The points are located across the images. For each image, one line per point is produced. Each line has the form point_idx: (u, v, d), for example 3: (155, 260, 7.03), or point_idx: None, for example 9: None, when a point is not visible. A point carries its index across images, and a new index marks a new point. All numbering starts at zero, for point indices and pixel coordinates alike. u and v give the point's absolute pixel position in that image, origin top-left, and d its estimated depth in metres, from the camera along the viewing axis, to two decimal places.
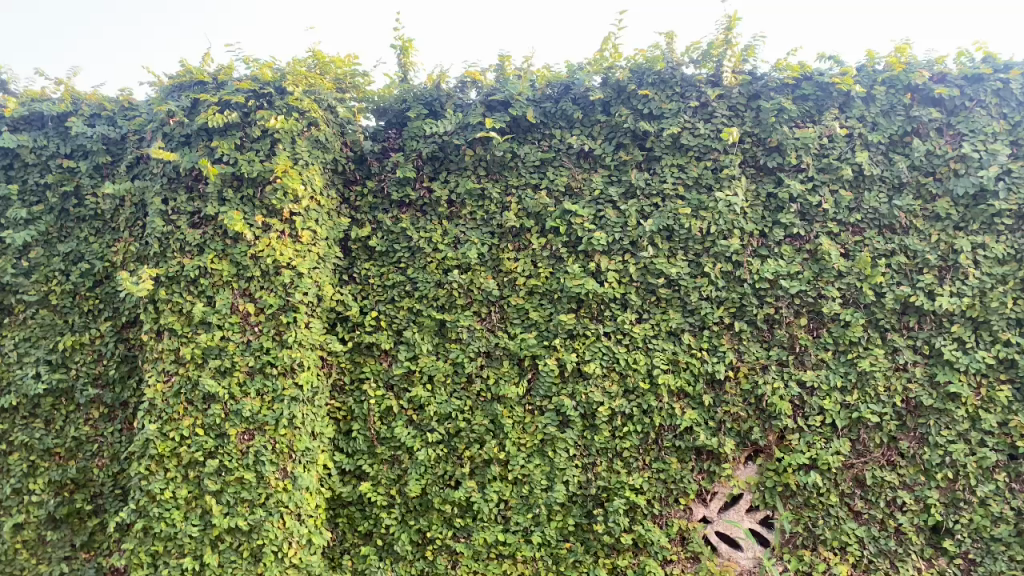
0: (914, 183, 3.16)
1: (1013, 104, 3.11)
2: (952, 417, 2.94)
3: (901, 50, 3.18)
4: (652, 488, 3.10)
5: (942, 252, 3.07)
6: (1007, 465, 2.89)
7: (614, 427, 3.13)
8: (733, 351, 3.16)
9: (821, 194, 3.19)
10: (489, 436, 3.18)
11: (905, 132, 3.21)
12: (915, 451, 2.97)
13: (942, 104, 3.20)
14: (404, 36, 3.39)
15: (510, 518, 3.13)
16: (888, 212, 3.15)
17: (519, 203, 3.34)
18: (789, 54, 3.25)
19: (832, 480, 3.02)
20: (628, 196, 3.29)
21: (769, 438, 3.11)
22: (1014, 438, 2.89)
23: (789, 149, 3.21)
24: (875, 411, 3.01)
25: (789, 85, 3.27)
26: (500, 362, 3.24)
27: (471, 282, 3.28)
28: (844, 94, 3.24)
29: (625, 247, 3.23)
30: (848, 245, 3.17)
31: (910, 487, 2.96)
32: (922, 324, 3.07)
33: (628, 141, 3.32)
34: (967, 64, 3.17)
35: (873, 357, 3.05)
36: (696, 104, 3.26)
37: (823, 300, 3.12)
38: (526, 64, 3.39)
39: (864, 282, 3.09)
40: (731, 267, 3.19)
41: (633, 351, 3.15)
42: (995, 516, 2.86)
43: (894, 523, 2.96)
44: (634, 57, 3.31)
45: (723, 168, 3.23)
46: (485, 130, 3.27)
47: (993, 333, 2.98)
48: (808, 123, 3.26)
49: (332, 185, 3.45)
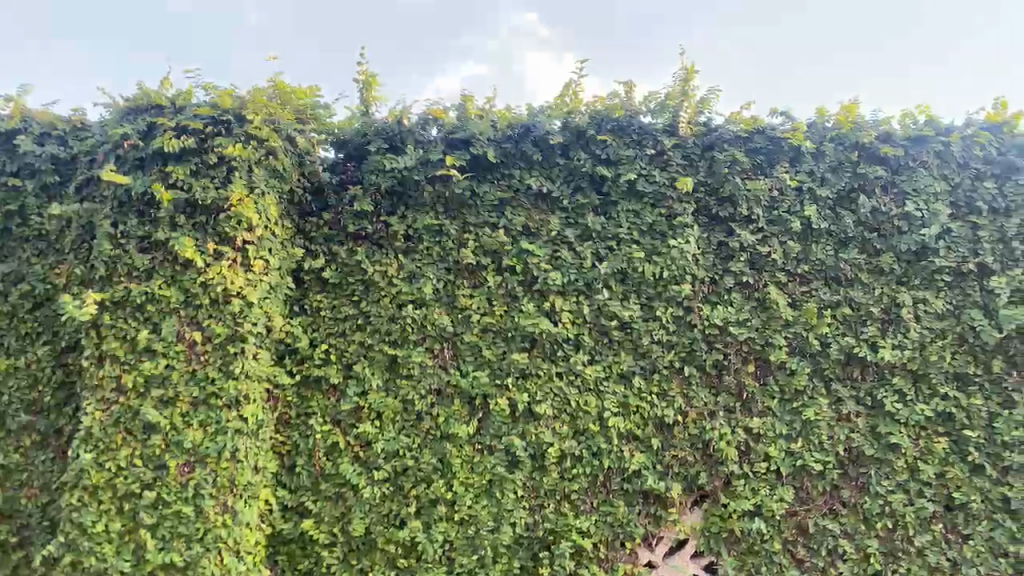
0: (860, 238, 3.26)
1: (953, 165, 3.25)
2: (892, 467, 3.03)
3: (849, 109, 3.30)
4: (599, 532, 3.10)
5: (885, 305, 3.16)
6: (945, 516, 2.99)
7: (563, 468, 3.14)
8: (682, 397, 3.19)
9: (771, 244, 3.26)
10: (437, 475, 3.14)
11: (852, 189, 3.30)
12: (856, 500, 3.05)
13: (886, 162, 3.32)
14: (366, 70, 3.41)
15: (455, 560, 3.09)
16: (834, 264, 3.23)
17: (475, 240, 3.33)
18: (742, 107, 3.35)
19: (776, 527, 3.06)
20: (583, 239, 3.33)
21: (715, 483, 3.14)
22: (950, 490, 2.99)
23: (741, 201, 3.29)
24: (818, 458, 3.07)
25: (742, 138, 3.36)
26: (450, 401, 3.21)
27: (425, 317, 3.27)
28: (794, 149, 3.33)
29: (580, 288, 3.26)
30: (795, 295, 3.23)
31: (851, 536, 3.03)
32: (864, 375, 3.15)
33: (585, 185, 3.37)
34: (911, 125, 3.30)
35: (818, 407, 3.11)
36: (652, 152, 3.33)
37: (770, 348, 3.18)
38: (488, 104, 3.40)
39: (810, 332, 3.17)
40: (682, 312, 3.22)
41: (585, 392, 3.17)
42: (931, 566, 2.96)
43: (835, 571, 3.02)
44: (594, 103, 3.38)
45: (676, 216, 3.30)
46: (446, 168, 3.29)
47: (932, 386, 3.07)
48: (759, 174, 3.34)
49: (288, 215, 3.42)
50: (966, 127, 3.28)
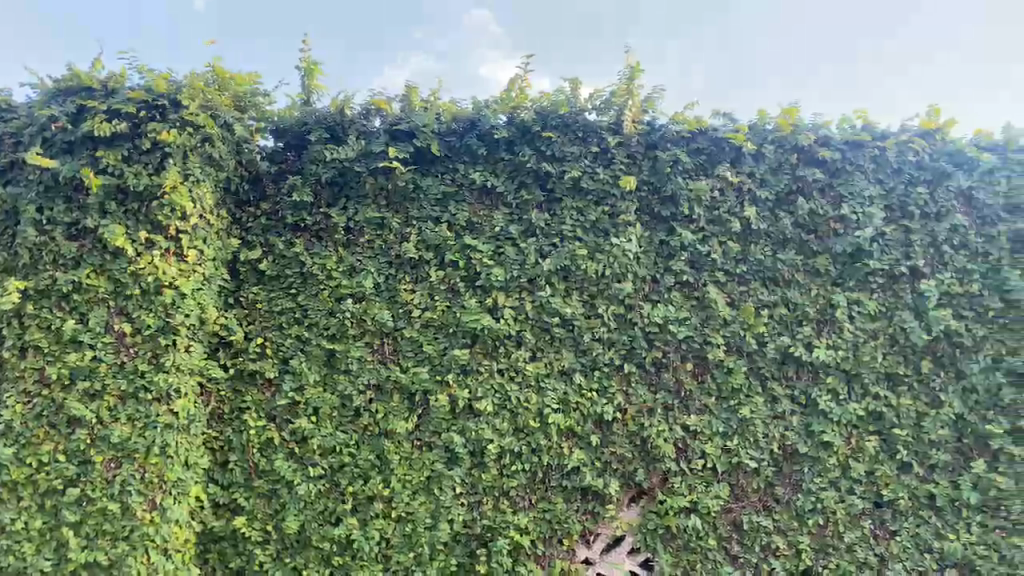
0: (798, 239, 3.30)
1: (889, 170, 3.33)
2: (824, 465, 3.09)
3: (789, 112, 3.35)
4: (537, 529, 3.09)
5: (821, 306, 3.22)
6: (873, 512, 3.08)
7: (502, 465, 3.12)
8: (622, 394, 3.20)
9: (711, 244, 3.30)
10: (374, 472, 3.10)
11: (791, 191, 3.35)
12: (789, 497, 3.10)
13: (824, 165, 3.38)
14: (310, 59, 3.32)
15: (392, 557, 3.05)
16: (772, 265, 3.27)
17: (417, 234, 3.29)
18: (686, 108, 3.36)
19: (711, 523, 3.10)
20: (527, 235, 3.31)
21: (652, 480, 3.17)
22: (878, 487, 3.08)
23: (683, 201, 3.31)
24: (753, 456, 3.12)
25: (685, 138, 3.38)
26: (389, 397, 3.16)
27: (365, 311, 3.20)
28: (735, 150, 3.37)
29: (523, 285, 3.24)
30: (733, 294, 3.27)
31: (784, 532, 3.08)
32: (799, 375, 3.20)
33: (530, 182, 3.35)
34: (849, 130, 3.36)
35: (754, 405, 3.16)
36: (596, 149, 3.33)
37: (709, 347, 3.21)
38: (433, 97, 3.36)
39: (747, 331, 3.21)
40: (623, 310, 3.24)
41: (525, 389, 3.15)
42: (860, 562, 3.03)
43: (768, 566, 3.06)
44: (540, 99, 3.37)
45: (620, 214, 3.31)
46: (388, 160, 3.23)
47: (864, 386, 3.15)
48: (701, 175, 3.36)
49: (223, 204, 3.33)
50: (900, 134, 3.37)
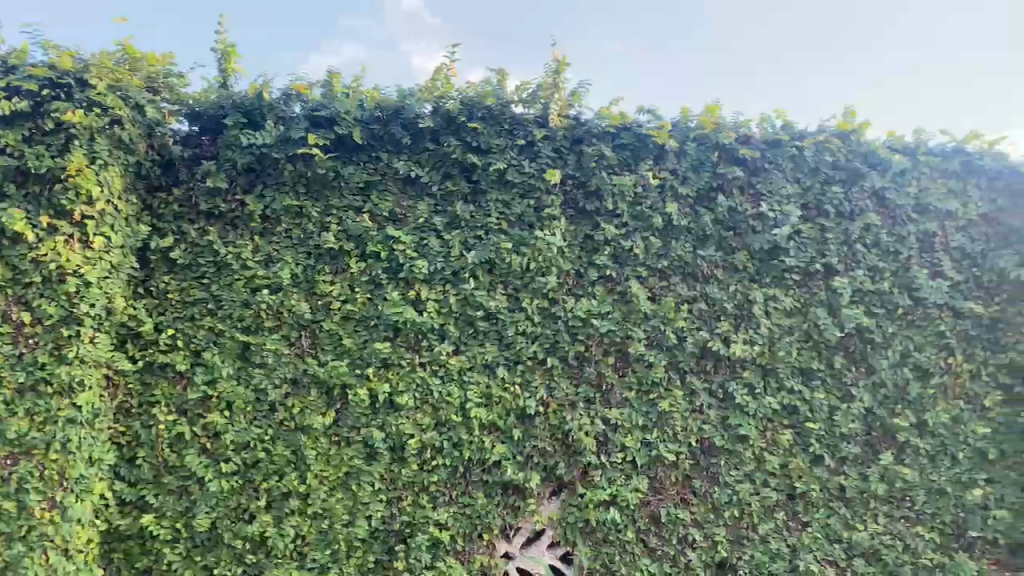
0: (717, 236, 3.35)
1: (806, 169, 3.40)
2: (739, 457, 3.16)
3: (711, 110, 3.39)
4: (457, 524, 3.06)
5: (739, 302, 3.28)
6: (786, 504, 3.15)
7: (423, 459, 3.08)
8: (544, 388, 3.18)
9: (634, 239, 3.30)
10: (290, 467, 3.02)
11: (711, 188, 3.39)
12: (706, 489, 3.16)
13: (744, 164, 3.43)
14: (227, 41, 3.21)
15: (307, 554, 2.98)
16: (692, 262, 3.31)
17: (338, 224, 3.21)
18: (611, 103, 3.37)
19: (630, 516, 3.11)
20: (451, 227, 3.26)
21: (573, 474, 3.16)
22: (792, 479, 3.16)
23: (607, 195, 3.32)
24: (672, 449, 3.15)
25: (610, 133, 3.38)
26: (306, 390, 3.09)
27: (281, 303, 3.12)
28: (659, 146, 3.39)
29: (446, 277, 3.19)
30: (655, 289, 3.30)
31: (700, 524, 3.13)
32: (717, 369, 3.25)
33: (455, 173, 3.31)
34: (768, 129, 3.42)
35: (673, 399, 3.19)
36: (522, 142, 3.30)
37: (630, 340, 3.23)
38: (355, 83, 3.29)
39: (668, 326, 3.23)
40: (547, 304, 3.22)
41: (447, 383, 3.11)
42: (773, 553, 3.10)
43: (685, 559, 3.09)
44: (466, 89, 3.31)
45: (545, 208, 3.29)
46: (307, 147, 3.14)
47: (779, 380, 3.22)
48: (625, 170, 3.37)
49: (134, 189, 3.19)
50: (818, 134, 3.45)
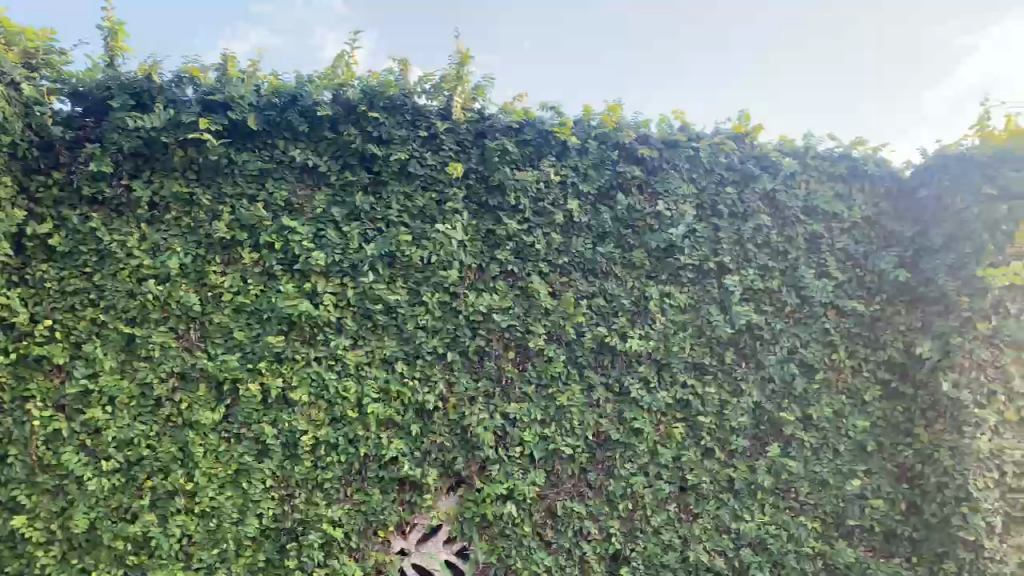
0: (616, 234, 3.40)
1: (702, 170, 3.49)
2: (635, 451, 3.20)
3: (613, 109, 3.44)
4: (351, 521, 3.01)
5: (635, 298, 3.33)
6: (678, 497, 3.23)
7: (317, 456, 3.01)
8: (443, 382, 3.16)
9: (535, 235, 3.31)
10: (177, 464, 2.91)
11: (611, 186, 3.44)
12: (602, 482, 3.20)
13: (643, 163, 3.49)
14: (114, 18, 3.05)
15: (194, 554, 2.88)
16: (592, 258, 3.35)
17: (231, 212, 3.10)
18: (515, 98, 3.37)
19: (527, 510, 3.13)
20: (350, 218, 3.20)
21: (471, 469, 3.17)
22: (684, 472, 3.23)
23: (509, 190, 3.31)
24: (569, 443, 3.18)
25: (513, 128, 3.39)
26: (195, 385, 2.98)
27: (169, 294, 3.00)
28: (561, 143, 3.42)
29: (344, 270, 3.13)
30: (555, 285, 3.32)
31: (595, 518, 3.18)
32: (615, 363, 3.30)
33: (355, 163, 3.25)
34: (667, 130, 3.50)
35: (571, 393, 3.22)
36: (424, 134, 3.27)
37: (530, 336, 3.24)
38: (252, 68, 3.18)
39: (567, 321, 3.26)
40: (447, 298, 3.20)
41: (344, 378, 3.04)
42: (665, 544, 3.17)
43: (580, 552, 3.14)
44: (367, 78, 3.25)
45: (447, 201, 3.27)
46: (199, 132, 3.03)
47: (673, 374, 3.30)
48: (527, 166, 3.38)
49: (7, 169, 2.95)
50: (714, 135, 3.55)
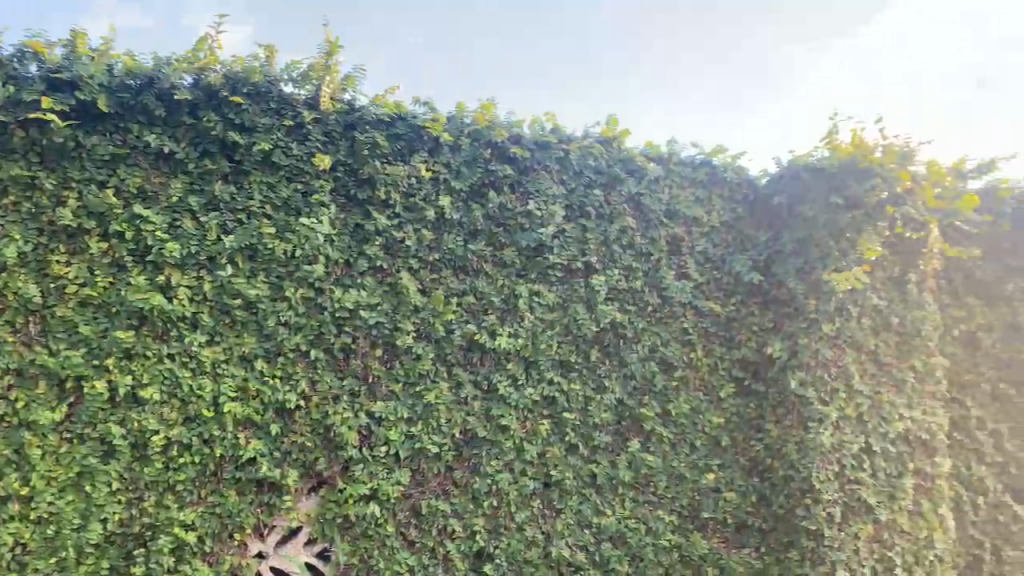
0: (487, 232, 3.40)
1: (571, 172, 3.56)
2: (501, 448, 3.23)
3: (486, 107, 3.45)
4: (204, 524, 2.89)
5: (505, 296, 3.35)
6: (542, 493, 3.28)
7: (168, 457, 2.87)
8: (306, 379, 3.08)
9: (406, 231, 3.27)
10: (11, 468, 2.70)
11: (482, 184, 3.45)
12: (467, 480, 3.20)
13: (515, 162, 3.51)
14: None
15: (28, 564, 2.68)
16: (462, 255, 3.33)
17: (77, 198, 2.90)
18: (386, 91, 3.32)
19: (390, 510, 3.10)
20: (209, 208, 3.07)
21: (333, 469, 3.10)
22: (547, 468, 3.30)
23: (378, 184, 3.25)
24: (435, 442, 3.16)
25: (384, 122, 3.31)
26: (32, 382, 2.77)
27: (4, 284, 2.75)
28: (433, 139, 3.39)
29: (201, 262, 3.00)
30: (425, 282, 3.29)
31: (460, 515, 3.17)
32: (483, 361, 3.30)
33: (215, 150, 3.11)
34: (539, 131, 3.54)
35: (438, 391, 3.20)
36: (290, 123, 3.17)
37: (398, 333, 3.19)
38: (103, 45, 2.97)
39: (436, 318, 3.24)
40: (312, 293, 3.11)
41: (199, 375, 2.92)
42: (528, 540, 3.23)
43: (443, 550, 3.13)
44: (231, 63, 3.12)
45: (313, 193, 3.18)
46: (41, 110, 2.81)
47: (541, 371, 3.34)
48: (398, 160, 3.32)
49: None
50: (583, 139, 3.63)
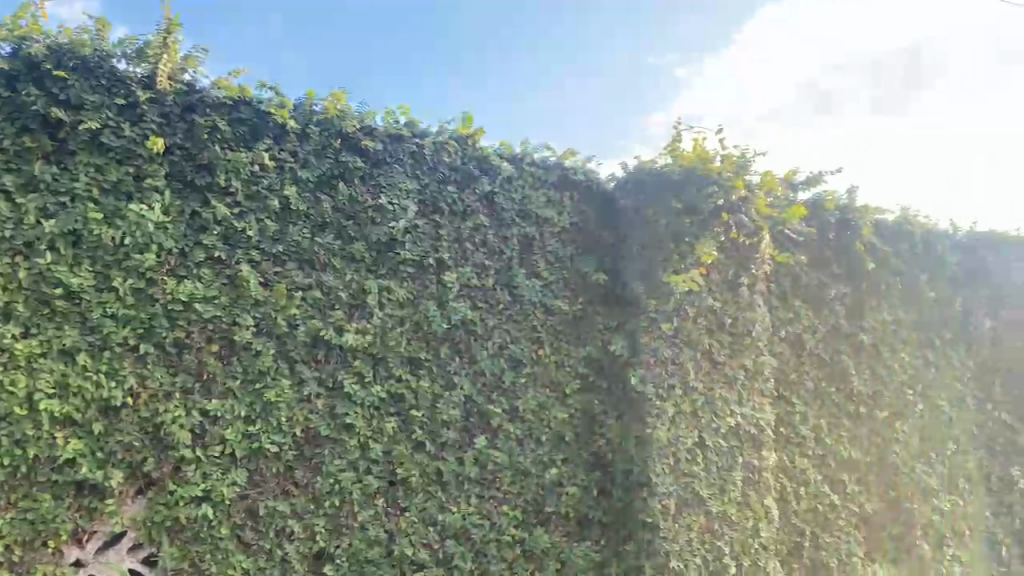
0: (336, 225, 3.31)
1: (424, 166, 3.54)
2: (345, 446, 3.17)
3: (338, 96, 3.39)
4: (14, 531, 2.66)
5: (353, 291, 3.28)
6: (386, 491, 3.25)
7: None
8: (135, 375, 2.89)
9: (248, 221, 3.13)
10: None
11: (332, 175, 3.35)
12: (308, 480, 3.12)
13: (367, 155, 3.44)
14: None
15: None
16: (308, 248, 3.23)
17: None
18: (231, 73, 3.19)
19: (225, 512, 2.97)
20: (26, 188, 2.80)
21: (163, 470, 2.93)
22: (394, 466, 3.26)
23: (219, 170, 3.11)
24: (275, 440, 3.06)
25: (226, 105, 3.18)
26: None
27: None
28: (280, 126, 3.27)
29: (16, 248, 2.74)
30: (268, 275, 3.15)
31: (300, 516, 3.09)
32: (329, 357, 3.22)
33: (35, 126, 2.85)
34: (392, 124, 3.49)
35: (280, 389, 3.09)
36: (122, 102, 2.96)
37: (237, 327, 3.06)
38: None
39: (278, 313, 3.12)
40: (142, 284, 2.92)
41: (9, 371, 2.67)
42: (371, 540, 3.18)
43: (281, 552, 3.04)
44: (56, 34, 2.89)
45: (146, 177, 3.00)
46: None
47: (389, 368, 3.31)
48: (241, 146, 3.18)
49: None
50: (438, 134, 3.61)
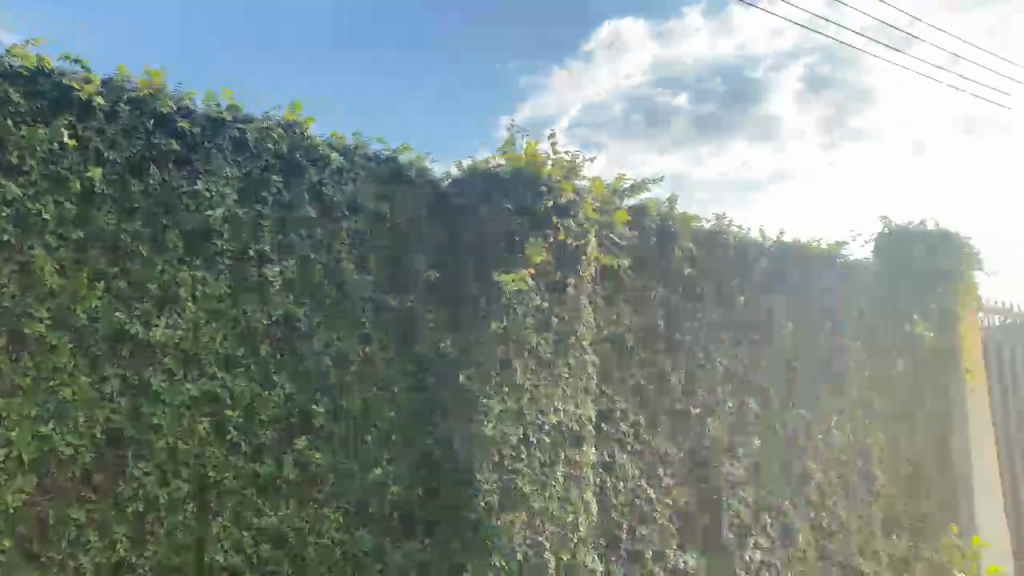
0: (146, 211, 3.10)
1: (246, 154, 3.41)
2: (151, 448, 3.01)
3: (153, 75, 3.19)
4: None
5: (164, 283, 3.09)
6: (196, 496, 3.11)
7: None
8: None
9: (44, 202, 2.86)
10: None
11: (143, 159, 3.13)
12: (108, 486, 2.92)
13: (183, 138, 3.25)
14: None
15: None
16: (113, 234, 3.00)
17: None
18: (29, 42, 2.93)
19: (8, 523, 2.71)
20: None
21: None
22: (205, 469, 3.13)
23: (10, 145, 2.82)
24: (71, 444, 2.84)
25: (23, 77, 2.90)
26: None
27: None
28: (84, 102, 3.01)
29: None
30: (66, 261, 2.89)
31: (97, 524, 2.89)
32: (134, 352, 3.01)
33: None
34: (212, 108, 3.34)
35: (77, 387, 2.87)
36: None
37: (28, 319, 2.79)
38: None
39: (76, 304, 2.89)
40: None
41: None
42: (178, 548, 3.05)
43: (74, 563, 2.83)
44: None
45: None
46: None
47: (201, 367, 3.15)
48: (38, 121, 2.90)
49: None
50: (262, 122, 3.48)
